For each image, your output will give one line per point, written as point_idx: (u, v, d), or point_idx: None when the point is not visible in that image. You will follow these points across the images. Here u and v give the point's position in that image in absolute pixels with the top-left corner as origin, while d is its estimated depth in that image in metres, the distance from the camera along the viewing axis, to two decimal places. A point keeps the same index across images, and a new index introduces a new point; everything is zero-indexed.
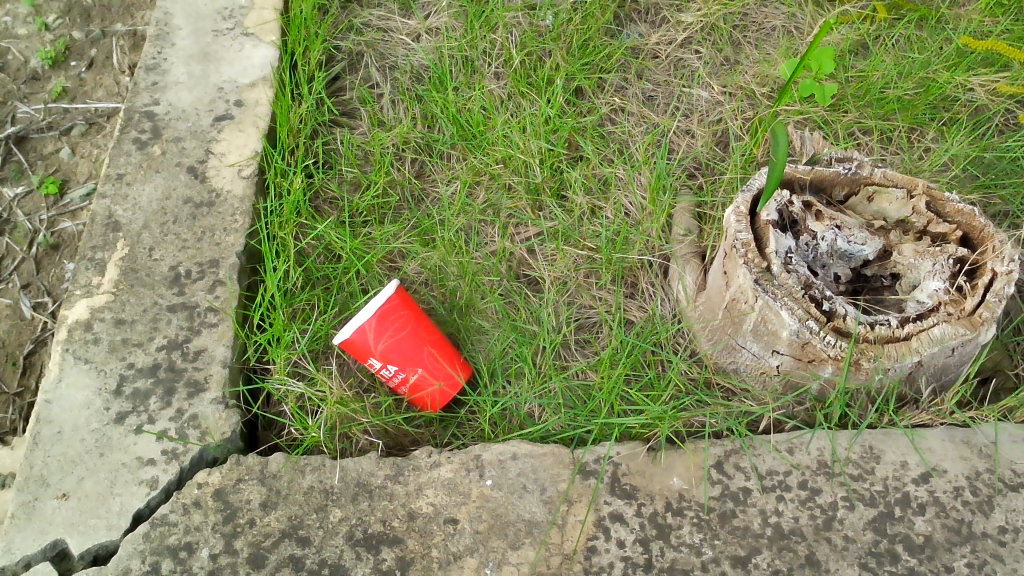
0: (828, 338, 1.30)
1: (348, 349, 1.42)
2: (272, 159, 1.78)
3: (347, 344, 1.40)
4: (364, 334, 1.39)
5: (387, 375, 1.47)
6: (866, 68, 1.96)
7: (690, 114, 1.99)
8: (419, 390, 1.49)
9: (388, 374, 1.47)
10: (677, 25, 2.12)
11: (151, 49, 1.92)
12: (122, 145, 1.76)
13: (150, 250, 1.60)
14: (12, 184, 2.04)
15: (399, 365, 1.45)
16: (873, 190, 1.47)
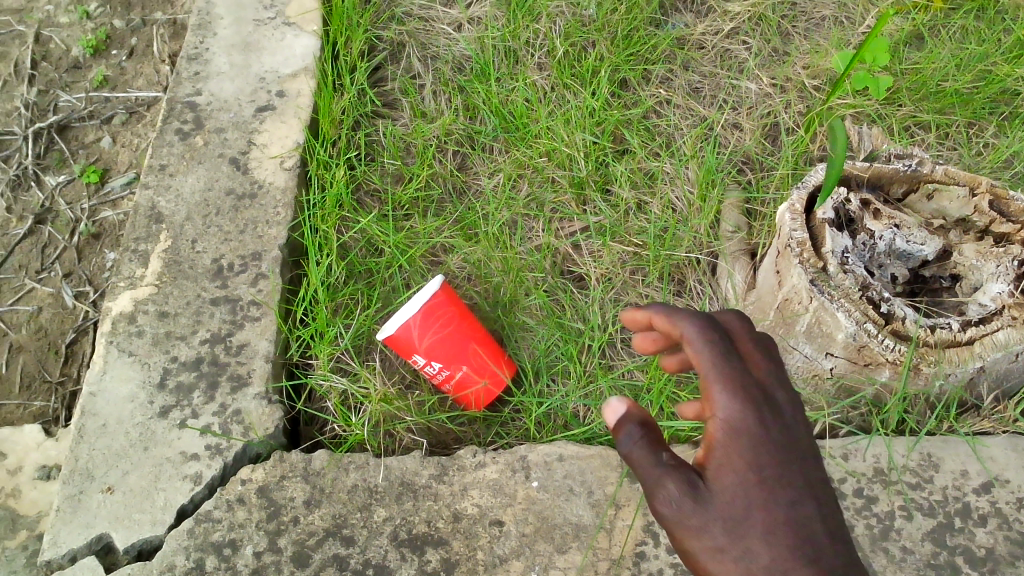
0: (886, 342, 1.27)
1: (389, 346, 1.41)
2: (314, 150, 1.76)
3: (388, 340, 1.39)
4: (407, 332, 1.38)
5: (431, 374, 1.45)
6: (921, 61, 1.91)
7: (739, 106, 1.95)
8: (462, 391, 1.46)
9: (432, 373, 1.45)
10: (724, 15, 2.11)
11: (193, 39, 1.92)
12: (164, 135, 1.76)
13: (192, 242, 1.59)
14: (54, 173, 2.05)
15: (444, 363, 1.43)
16: (933, 188, 1.43)
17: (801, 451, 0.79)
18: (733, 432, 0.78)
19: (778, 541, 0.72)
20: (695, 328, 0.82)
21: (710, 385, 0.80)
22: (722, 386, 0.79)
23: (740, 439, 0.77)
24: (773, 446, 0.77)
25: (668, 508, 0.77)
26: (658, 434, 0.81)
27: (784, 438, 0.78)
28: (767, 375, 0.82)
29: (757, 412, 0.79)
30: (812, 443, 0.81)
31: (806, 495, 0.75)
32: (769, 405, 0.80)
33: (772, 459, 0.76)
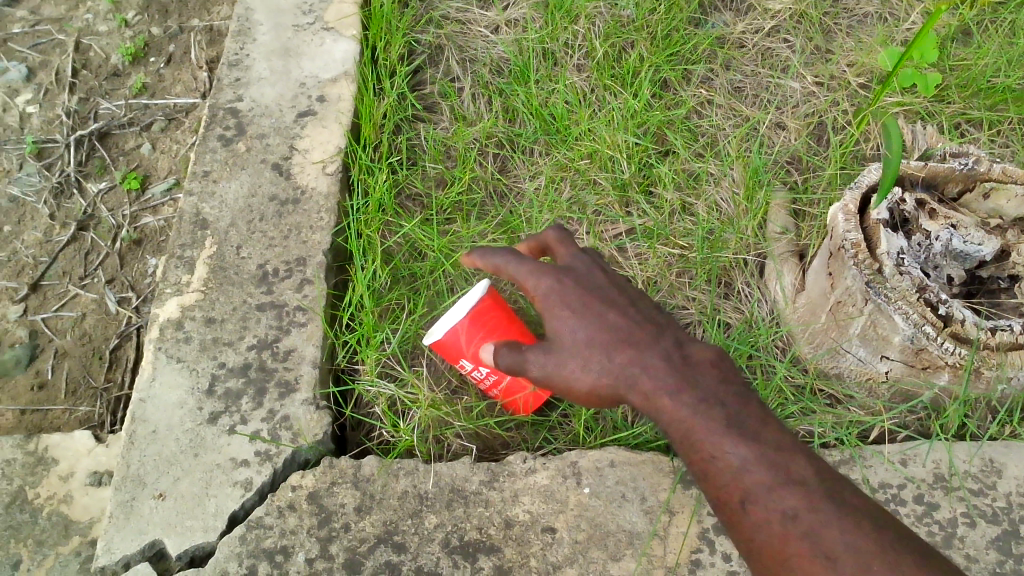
0: (945, 345, 1.24)
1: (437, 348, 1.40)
2: (356, 155, 1.76)
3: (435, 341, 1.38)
4: (454, 334, 1.36)
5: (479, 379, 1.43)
6: (970, 57, 1.87)
7: (782, 106, 1.92)
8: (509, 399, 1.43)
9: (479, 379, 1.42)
10: (765, 13, 2.08)
11: (233, 45, 1.92)
12: (207, 141, 1.76)
13: (237, 248, 1.60)
14: (96, 179, 2.06)
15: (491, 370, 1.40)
16: (990, 187, 1.40)
17: (596, 286, 1.17)
18: (545, 296, 1.15)
19: (595, 341, 1.11)
20: (508, 262, 1.18)
21: (522, 277, 1.17)
22: (527, 271, 1.17)
23: (553, 299, 1.14)
24: (572, 291, 1.15)
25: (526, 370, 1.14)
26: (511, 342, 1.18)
27: (576, 283, 1.16)
28: (572, 262, 1.20)
29: (559, 275, 1.16)
30: (608, 278, 1.19)
31: (605, 309, 1.14)
32: (570, 277, 1.17)
33: (578, 297, 1.15)
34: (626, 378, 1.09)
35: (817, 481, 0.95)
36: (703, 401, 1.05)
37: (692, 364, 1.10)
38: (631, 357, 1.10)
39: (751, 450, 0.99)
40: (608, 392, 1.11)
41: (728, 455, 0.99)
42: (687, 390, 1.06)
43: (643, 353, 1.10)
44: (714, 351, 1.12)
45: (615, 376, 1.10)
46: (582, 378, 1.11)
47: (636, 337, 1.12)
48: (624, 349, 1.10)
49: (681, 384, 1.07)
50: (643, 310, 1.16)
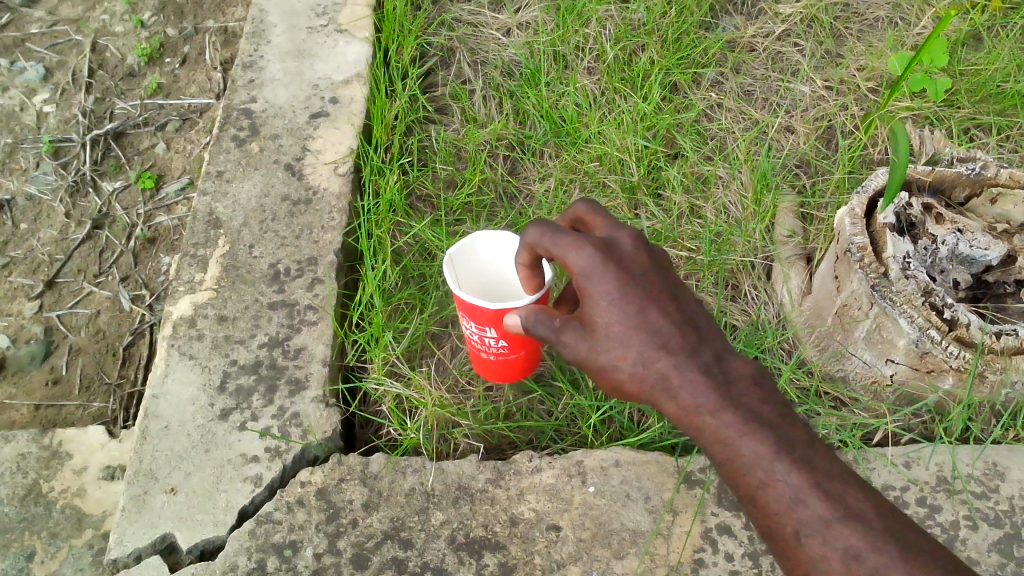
0: (950, 349, 1.25)
1: (470, 304, 1.21)
2: (367, 156, 1.78)
3: (481, 304, 1.19)
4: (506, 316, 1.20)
5: (478, 346, 1.34)
6: (980, 62, 1.88)
7: (792, 109, 1.94)
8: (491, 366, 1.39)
9: (481, 344, 1.32)
10: (775, 17, 2.12)
11: (248, 47, 1.95)
12: (221, 142, 1.79)
13: (250, 247, 1.62)
14: (111, 178, 2.09)
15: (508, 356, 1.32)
16: (997, 192, 1.41)
17: (640, 273, 1.02)
18: (585, 279, 1.01)
19: (631, 340, 0.99)
20: (552, 241, 1.03)
21: (560, 252, 1.02)
22: (567, 246, 1.02)
23: (593, 280, 1.00)
24: (614, 277, 1.00)
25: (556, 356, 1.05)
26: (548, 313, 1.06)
27: (621, 270, 1.01)
28: (615, 236, 1.06)
29: (603, 254, 1.01)
30: (652, 262, 1.04)
31: (648, 305, 1.00)
32: (615, 259, 1.02)
33: (619, 284, 1.00)
34: (662, 382, 0.99)
35: (875, 512, 0.88)
36: (748, 418, 0.96)
37: (732, 375, 0.99)
38: (669, 362, 0.99)
39: (796, 475, 0.92)
40: (643, 391, 1.01)
41: (766, 474, 0.92)
42: (728, 405, 0.97)
43: (683, 361, 0.99)
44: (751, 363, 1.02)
45: (653, 379, 0.99)
46: (615, 377, 1.02)
47: (677, 341, 1.00)
48: (663, 355, 0.99)
49: (722, 396, 0.97)
50: (688, 308, 1.03)
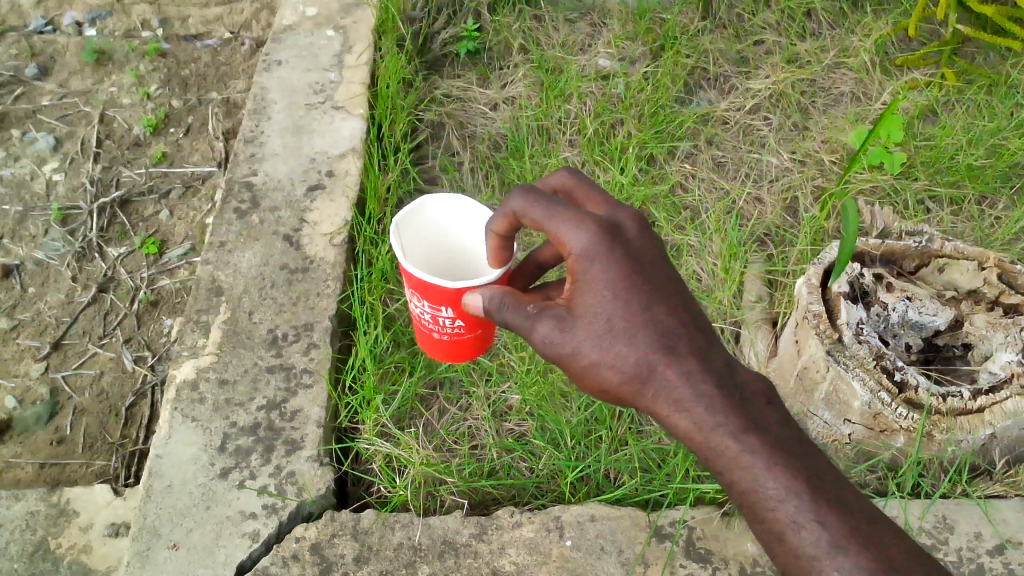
0: (900, 410, 1.36)
1: (427, 282, 1.29)
2: (361, 228, 1.90)
3: (439, 285, 1.27)
4: (458, 294, 1.30)
5: (433, 324, 1.42)
6: (934, 136, 2.01)
7: (760, 180, 2.07)
8: (433, 339, 1.49)
9: (427, 319, 1.42)
10: (746, 92, 2.25)
11: (250, 122, 2.08)
12: (223, 213, 1.90)
13: (250, 314, 1.72)
14: (116, 244, 2.20)
15: (453, 331, 1.43)
16: (943, 263, 1.55)
17: (643, 264, 1.10)
18: (585, 256, 1.08)
19: (637, 331, 1.07)
20: (549, 211, 1.09)
21: (559, 227, 1.08)
22: (568, 221, 1.09)
23: (597, 263, 1.07)
24: (618, 260, 1.08)
25: (538, 336, 1.09)
26: (515, 299, 1.10)
27: (625, 253, 1.09)
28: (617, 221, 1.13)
29: (604, 232, 1.08)
30: (650, 252, 1.12)
31: (653, 299, 1.08)
32: (617, 242, 1.09)
33: (623, 271, 1.08)
34: (659, 375, 1.07)
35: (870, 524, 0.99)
36: (746, 419, 1.05)
37: (728, 377, 1.09)
38: (669, 358, 1.07)
39: (794, 480, 1.01)
40: (637, 383, 1.08)
41: (773, 491, 1.01)
42: (727, 405, 1.06)
43: (686, 359, 1.07)
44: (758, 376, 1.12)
45: (651, 370, 1.07)
46: (610, 366, 1.08)
47: (682, 340, 1.08)
48: (664, 351, 1.07)
49: (719, 395, 1.06)
50: (691, 310, 1.12)
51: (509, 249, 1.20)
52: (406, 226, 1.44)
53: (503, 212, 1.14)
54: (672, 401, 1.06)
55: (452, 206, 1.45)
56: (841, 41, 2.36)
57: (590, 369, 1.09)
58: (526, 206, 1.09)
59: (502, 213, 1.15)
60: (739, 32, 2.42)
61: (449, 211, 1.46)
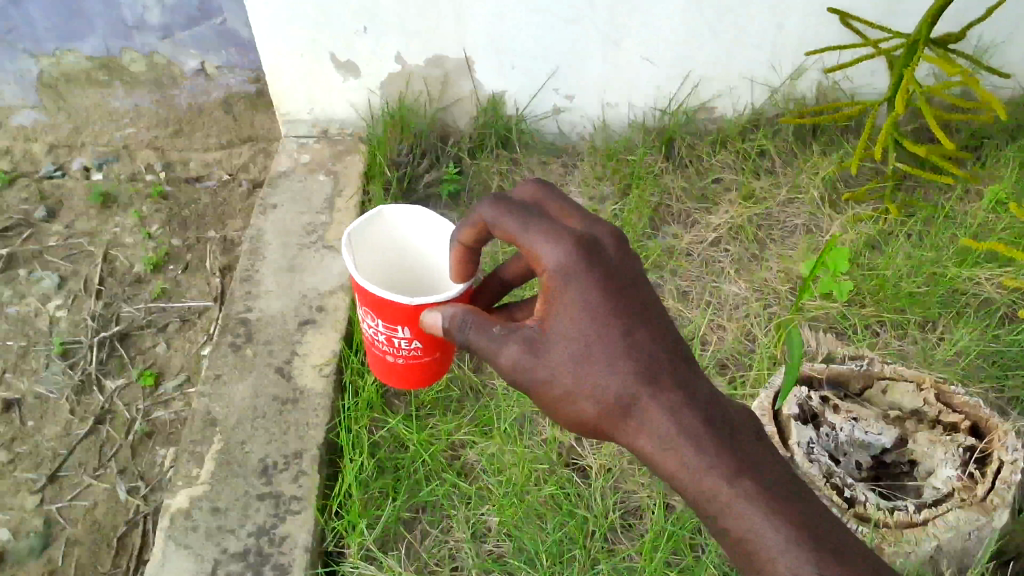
0: (850, 524, 1.46)
1: (388, 302, 1.53)
2: (349, 360, 2.02)
3: (400, 303, 1.51)
4: (412, 313, 1.54)
5: (391, 346, 1.66)
6: (879, 265, 2.18)
7: (721, 307, 2.22)
8: (388, 362, 1.74)
9: (383, 341, 1.66)
10: (708, 226, 2.43)
11: (246, 262, 2.24)
12: (219, 347, 2.02)
13: (242, 443, 1.83)
14: (114, 377, 2.31)
15: (408, 354, 1.68)
16: (886, 384, 1.67)
17: (621, 289, 1.20)
18: (563, 277, 1.18)
19: (617, 362, 1.18)
20: (524, 226, 1.21)
21: (536, 244, 1.20)
22: (545, 240, 1.19)
23: (575, 285, 1.18)
24: (595, 282, 1.18)
25: (515, 362, 1.22)
26: (486, 321, 1.26)
27: (602, 275, 1.19)
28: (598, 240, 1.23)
29: (580, 252, 1.19)
30: (630, 274, 1.23)
31: (634, 328, 1.19)
32: (595, 262, 1.19)
33: (601, 292, 1.18)
34: (639, 404, 1.17)
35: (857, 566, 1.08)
36: (728, 450, 1.15)
37: (710, 407, 1.19)
38: (649, 387, 1.17)
39: (776, 515, 1.10)
40: (617, 413, 1.18)
41: (774, 542, 1.08)
42: (711, 437, 1.16)
43: (667, 389, 1.18)
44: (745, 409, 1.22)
45: (630, 398, 1.17)
46: (590, 394, 1.19)
47: (663, 370, 1.19)
48: (644, 381, 1.17)
49: (703, 427, 1.16)
50: (673, 340, 1.22)
51: (471, 262, 1.41)
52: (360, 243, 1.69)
53: (475, 223, 1.28)
54: (654, 430, 1.16)
55: (393, 215, 1.73)
56: (793, 177, 2.55)
57: (570, 398, 1.20)
58: (498, 217, 1.23)
59: (473, 225, 1.29)
60: (699, 171, 2.62)
61: (401, 221, 1.75)
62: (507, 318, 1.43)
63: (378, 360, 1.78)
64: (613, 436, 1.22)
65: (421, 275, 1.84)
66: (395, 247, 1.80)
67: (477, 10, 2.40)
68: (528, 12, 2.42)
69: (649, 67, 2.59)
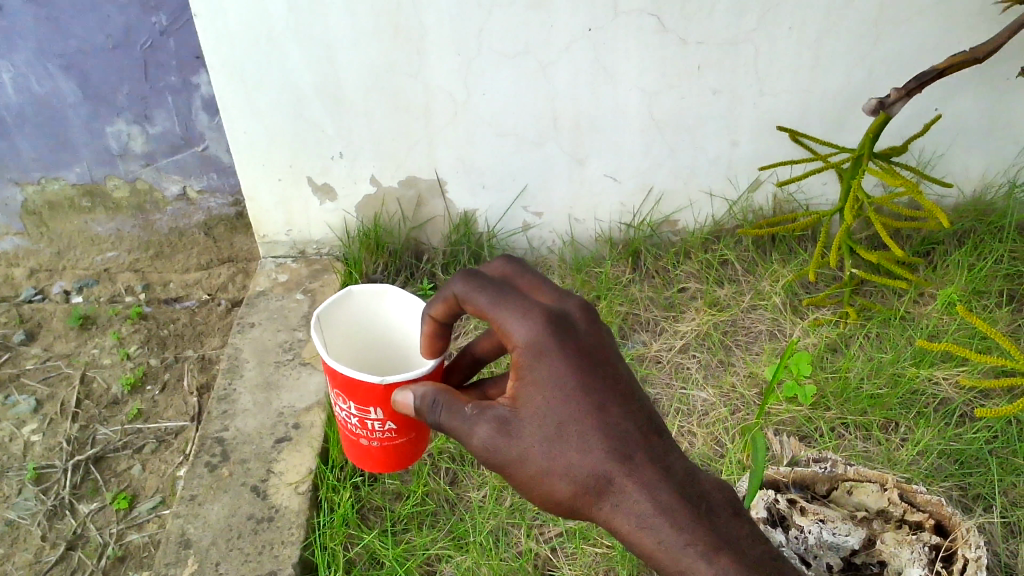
0: None
1: (358, 380, 1.42)
2: (324, 476, 2.03)
3: (370, 382, 1.41)
4: (384, 392, 1.43)
5: (365, 428, 1.55)
6: (840, 368, 2.25)
7: (691, 414, 2.27)
8: (362, 445, 1.62)
9: (356, 423, 1.55)
10: (675, 333, 2.51)
11: (223, 380, 2.27)
12: (195, 467, 2.03)
13: (216, 564, 1.82)
14: (87, 500, 2.28)
15: (382, 436, 1.56)
16: (850, 485, 1.72)
17: (593, 365, 1.23)
18: (533, 350, 1.21)
19: (592, 440, 1.19)
20: (495, 301, 1.23)
21: (506, 323, 1.22)
22: (516, 315, 1.22)
23: (546, 363, 1.20)
24: (566, 359, 1.21)
25: (487, 442, 1.20)
26: (454, 401, 1.24)
27: (574, 350, 1.22)
28: (566, 314, 1.26)
29: (550, 328, 1.21)
30: (600, 349, 1.25)
31: (606, 404, 1.21)
32: (566, 339, 1.22)
33: (574, 369, 1.20)
34: (615, 481, 1.19)
35: None
36: (704, 525, 1.19)
37: (685, 483, 1.22)
38: (625, 464, 1.19)
39: None
40: (592, 491, 1.19)
41: None
42: (687, 513, 1.19)
43: (642, 466, 1.20)
44: (719, 486, 1.27)
45: (606, 476, 1.19)
46: (565, 473, 1.19)
47: (637, 447, 1.21)
48: (618, 460, 1.19)
49: (680, 502, 1.19)
50: (644, 415, 1.25)
51: (443, 337, 1.37)
52: (329, 321, 1.61)
53: (445, 298, 1.28)
54: (631, 508, 1.18)
55: (380, 289, 1.65)
56: (754, 284, 2.64)
57: (545, 478, 1.20)
58: (469, 293, 1.25)
59: (444, 300, 1.29)
60: (664, 280, 2.71)
61: (375, 294, 1.65)
62: (480, 396, 1.42)
63: (352, 444, 1.66)
64: (587, 515, 1.23)
65: (394, 356, 1.75)
66: (367, 321, 1.70)
67: (448, 134, 2.54)
68: (496, 135, 2.55)
69: (613, 184, 2.71)
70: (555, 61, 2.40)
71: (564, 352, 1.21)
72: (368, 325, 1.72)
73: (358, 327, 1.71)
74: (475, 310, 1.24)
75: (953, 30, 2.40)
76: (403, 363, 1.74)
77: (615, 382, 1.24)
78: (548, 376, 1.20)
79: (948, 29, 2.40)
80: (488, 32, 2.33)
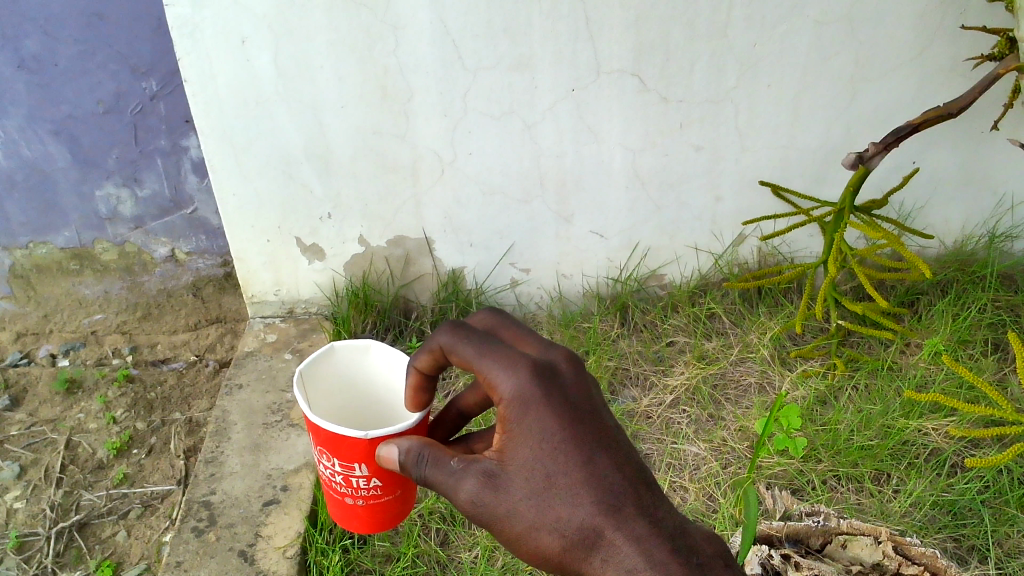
0: None
1: (342, 435, 1.39)
2: (313, 539, 2.00)
3: (354, 437, 1.38)
4: (368, 448, 1.40)
5: (349, 485, 1.51)
6: (829, 421, 2.25)
7: (682, 469, 2.26)
8: (346, 505, 1.57)
9: (340, 481, 1.51)
10: (664, 387, 2.51)
11: (210, 443, 2.25)
12: (182, 532, 2.00)
13: None
14: (70, 568, 2.23)
15: (367, 494, 1.52)
16: (844, 538, 1.70)
17: (580, 416, 1.22)
18: (518, 403, 1.21)
19: (581, 494, 1.18)
20: (479, 352, 1.23)
21: (491, 375, 1.22)
22: (500, 367, 1.22)
23: (532, 415, 1.20)
24: (552, 410, 1.20)
25: (474, 496, 1.20)
26: (438, 455, 1.24)
27: (560, 402, 1.21)
28: (552, 364, 1.26)
29: (536, 380, 1.21)
30: (587, 399, 1.25)
31: (595, 456, 1.20)
32: (552, 390, 1.21)
33: (560, 421, 1.20)
34: (604, 536, 1.18)
35: None
36: None
37: (676, 536, 1.20)
38: (614, 518, 1.18)
39: None
40: (582, 546, 1.19)
41: None
42: (678, 568, 1.17)
43: (631, 519, 1.19)
44: (709, 538, 1.26)
45: (595, 531, 1.18)
46: (553, 528, 1.19)
47: (626, 500, 1.20)
48: (607, 513, 1.18)
49: (671, 557, 1.17)
50: (634, 466, 1.24)
51: (427, 391, 1.37)
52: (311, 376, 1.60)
53: (430, 349, 1.29)
54: (622, 563, 1.17)
55: (363, 344, 1.64)
56: (742, 337, 2.65)
57: (533, 533, 1.19)
58: (454, 343, 1.25)
59: (429, 351, 1.30)
60: (653, 334, 2.72)
61: (357, 349, 1.65)
62: (466, 451, 1.41)
63: (336, 503, 1.61)
64: (577, 570, 1.21)
65: (375, 412, 1.73)
66: (349, 377, 1.69)
67: (435, 193, 2.57)
68: (483, 193, 2.58)
69: (599, 240, 2.74)
70: (540, 121, 2.45)
71: (550, 403, 1.20)
72: (350, 382, 1.70)
73: (340, 382, 1.69)
74: (461, 361, 1.25)
75: (926, 86, 2.47)
76: (384, 419, 1.72)
77: (603, 433, 1.23)
78: (535, 428, 1.20)
79: (922, 86, 2.47)
80: (474, 93, 2.38)
